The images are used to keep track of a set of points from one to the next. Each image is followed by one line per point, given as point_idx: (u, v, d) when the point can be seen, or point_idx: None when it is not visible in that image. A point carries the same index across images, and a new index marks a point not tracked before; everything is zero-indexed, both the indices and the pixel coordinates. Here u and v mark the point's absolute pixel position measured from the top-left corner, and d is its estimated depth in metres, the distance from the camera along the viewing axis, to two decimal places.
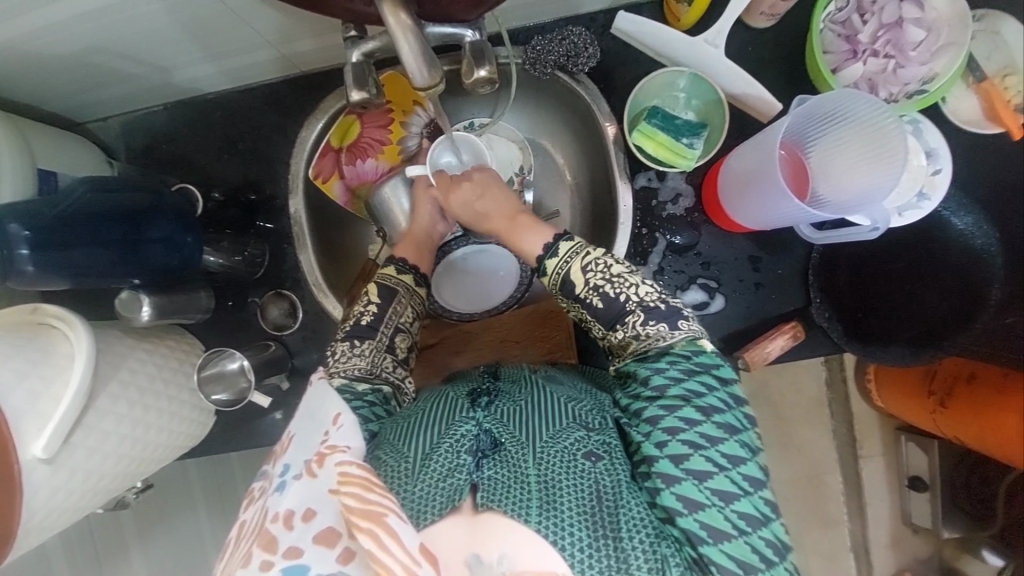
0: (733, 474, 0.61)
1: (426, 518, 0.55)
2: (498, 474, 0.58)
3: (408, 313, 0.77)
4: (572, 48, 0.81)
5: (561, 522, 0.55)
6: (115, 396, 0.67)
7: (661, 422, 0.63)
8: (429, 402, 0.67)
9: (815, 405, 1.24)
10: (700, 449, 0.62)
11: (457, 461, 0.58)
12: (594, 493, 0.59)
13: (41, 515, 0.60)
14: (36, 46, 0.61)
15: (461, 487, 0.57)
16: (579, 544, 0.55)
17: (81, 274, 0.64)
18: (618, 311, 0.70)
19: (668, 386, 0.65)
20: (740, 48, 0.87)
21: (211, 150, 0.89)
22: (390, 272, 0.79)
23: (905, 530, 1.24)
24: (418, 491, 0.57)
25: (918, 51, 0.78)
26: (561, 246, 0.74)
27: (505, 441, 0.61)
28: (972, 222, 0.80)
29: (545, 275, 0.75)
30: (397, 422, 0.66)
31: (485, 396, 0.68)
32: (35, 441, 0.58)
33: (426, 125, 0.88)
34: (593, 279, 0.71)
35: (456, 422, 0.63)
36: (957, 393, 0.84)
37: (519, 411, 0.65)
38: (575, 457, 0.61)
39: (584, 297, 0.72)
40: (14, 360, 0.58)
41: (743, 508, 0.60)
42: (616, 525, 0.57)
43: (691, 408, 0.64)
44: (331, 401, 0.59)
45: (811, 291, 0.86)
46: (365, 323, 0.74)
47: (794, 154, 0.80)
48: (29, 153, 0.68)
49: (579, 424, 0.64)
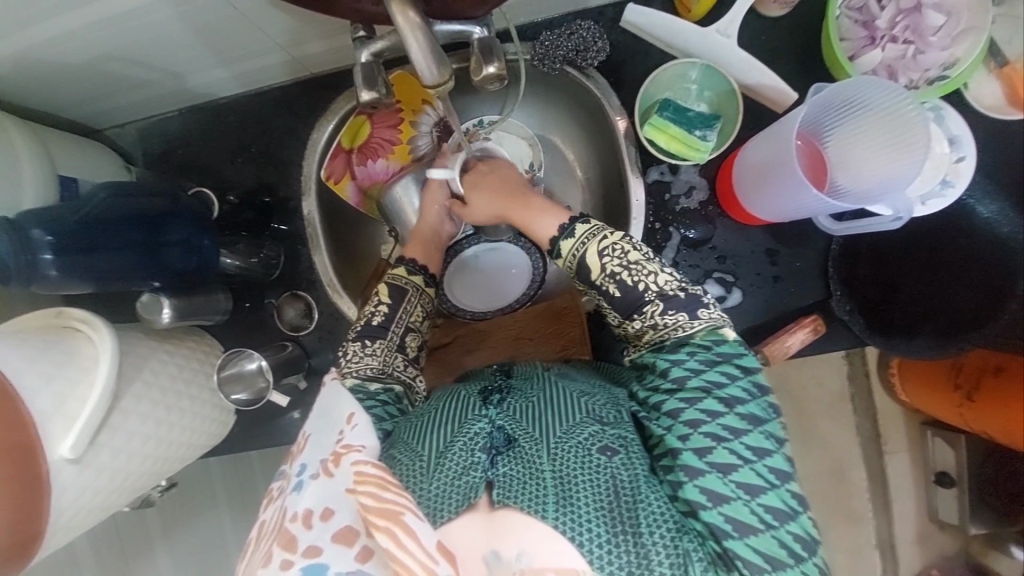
0: (758, 466, 0.61)
1: (443, 515, 0.55)
2: (512, 471, 0.57)
3: (417, 311, 0.78)
4: (581, 43, 0.81)
5: (578, 518, 0.55)
6: (138, 397, 0.68)
7: (683, 414, 0.63)
8: (442, 401, 0.67)
9: (838, 399, 1.21)
10: (722, 441, 0.61)
11: (472, 459, 0.58)
12: (611, 488, 0.58)
13: (69, 514, 0.62)
14: (57, 55, 0.62)
15: (476, 484, 0.57)
16: (597, 539, 0.54)
17: (103, 277, 0.66)
18: (636, 300, 0.70)
19: (688, 376, 0.64)
20: (752, 37, 0.86)
21: (227, 154, 0.90)
22: (401, 272, 0.79)
23: (933, 527, 1.22)
24: (433, 489, 0.57)
25: (939, 36, 0.76)
26: (578, 228, 0.74)
27: (519, 438, 0.61)
28: (997, 209, 0.76)
29: (560, 256, 0.75)
30: (411, 420, 0.66)
31: (497, 395, 0.68)
32: (61, 442, 0.59)
33: (436, 124, 0.89)
34: (610, 265, 0.71)
35: (469, 420, 0.63)
36: (980, 386, 0.82)
37: (533, 406, 0.65)
38: (591, 451, 0.60)
39: (601, 283, 0.71)
40: (39, 363, 0.60)
41: (768, 501, 0.59)
42: (635, 520, 0.57)
43: (712, 399, 0.63)
44: (345, 402, 0.60)
45: (831, 284, 0.86)
46: (376, 323, 0.75)
47: (811, 144, 0.79)
48: (51, 160, 0.69)
49: (593, 419, 0.64)
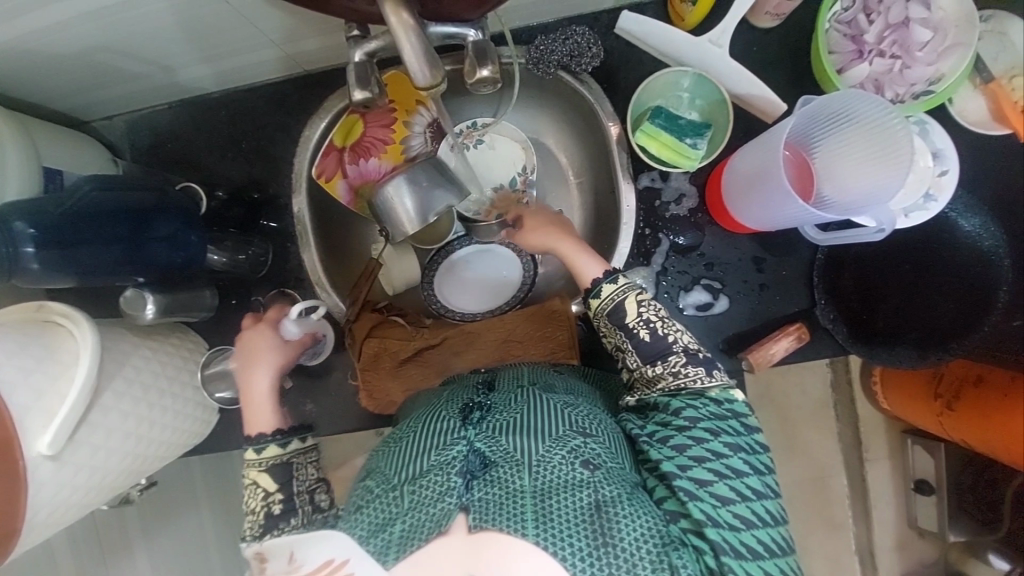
0: (755, 505, 0.61)
1: (415, 542, 0.54)
2: (489, 494, 0.55)
3: (310, 473, 0.71)
4: (576, 48, 0.81)
5: (559, 532, 0.53)
6: (120, 393, 0.67)
7: (688, 450, 0.62)
8: (423, 421, 0.65)
9: (820, 407, 1.23)
10: (725, 477, 0.61)
11: (447, 484, 0.56)
12: (593, 504, 0.55)
13: (45, 513, 0.60)
14: (41, 47, 0.61)
15: (450, 511, 0.55)
16: (579, 554, 0.52)
17: (86, 271, 0.65)
18: (662, 350, 0.69)
19: (699, 418, 0.64)
20: (745, 48, 0.87)
21: (215, 149, 0.89)
22: (253, 456, 0.69)
23: (913, 534, 1.23)
24: (408, 518, 0.55)
25: (925, 51, 0.78)
26: (606, 287, 0.71)
27: (495, 459, 0.58)
28: (980, 224, 0.79)
29: (597, 298, 0.72)
30: (391, 445, 0.65)
31: (478, 411, 0.65)
32: (40, 438, 0.58)
33: (429, 125, 0.86)
34: (647, 313, 0.69)
35: (446, 442, 0.60)
36: (964, 396, 0.82)
37: (513, 420, 0.62)
38: (572, 466, 0.58)
39: (632, 327, 0.70)
40: (17, 357, 0.58)
41: (761, 535, 0.60)
42: (617, 534, 0.54)
43: (719, 442, 0.63)
44: (278, 541, 0.60)
45: (815, 292, 0.86)
46: (275, 513, 0.67)
47: (798, 155, 0.80)
48: (36, 152, 0.68)
49: (576, 431, 0.61)
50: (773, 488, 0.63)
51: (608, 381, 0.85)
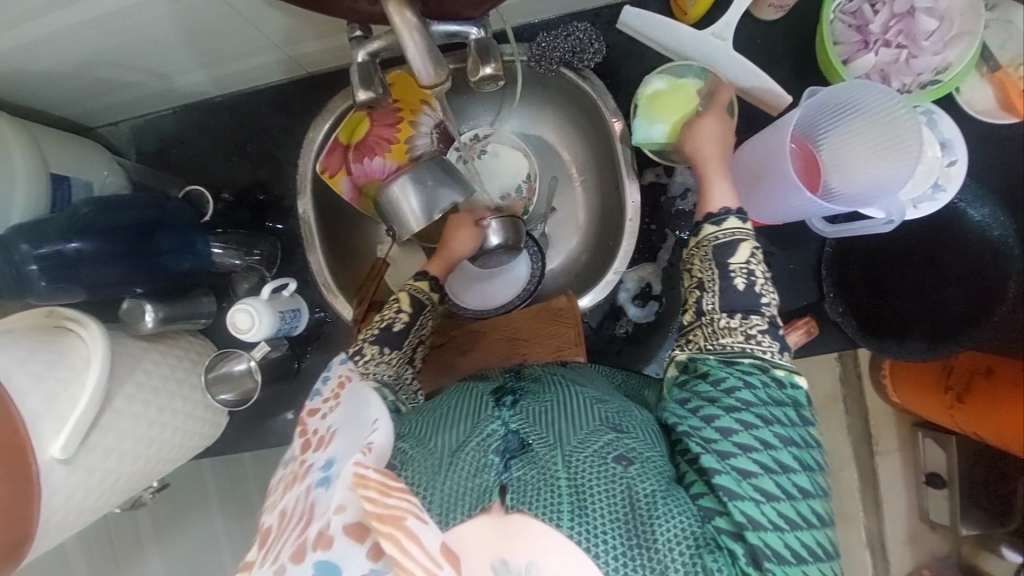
0: (801, 506, 0.55)
1: (453, 517, 0.49)
2: (528, 475, 0.50)
3: (427, 327, 0.76)
4: (576, 45, 0.83)
5: (593, 529, 0.48)
6: (130, 397, 0.68)
7: (734, 435, 0.57)
8: (456, 401, 0.62)
9: (829, 402, 1.22)
10: (770, 472, 0.55)
11: (484, 460, 0.52)
12: (628, 500, 0.50)
13: (59, 515, 0.61)
14: (46, 53, 0.62)
15: (489, 487, 0.50)
16: (613, 552, 0.47)
17: (94, 287, 0.68)
18: (749, 306, 0.64)
19: (752, 402, 0.59)
20: (748, 41, 0.86)
21: (220, 153, 0.90)
22: (423, 286, 0.76)
23: (923, 528, 1.23)
24: (443, 487, 0.50)
25: (932, 40, 0.76)
26: (729, 221, 0.67)
27: (533, 444, 0.54)
28: (989, 213, 0.78)
29: (716, 224, 0.67)
30: (422, 416, 0.61)
31: (512, 396, 0.62)
32: (52, 442, 0.58)
33: (436, 124, 0.85)
34: (753, 265, 0.65)
35: (482, 421, 0.57)
36: (974, 388, 0.82)
37: (552, 412, 0.59)
38: (605, 460, 0.53)
39: (732, 269, 0.65)
40: (30, 363, 0.59)
41: (805, 539, 0.54)
42: (653, 534, 0.49)
43: (769, 431, 0.57)
44: (376, 402, 0.52)
45: (824, 285, 0.87)
46: (396, 330, 0.72)
47: (804, 146, 0.77)
48: (43, 158, 0.69)
49: (610, 428, 0.57)
50: (821, 488, 0.57)
51: (621, 373, 0.83)
